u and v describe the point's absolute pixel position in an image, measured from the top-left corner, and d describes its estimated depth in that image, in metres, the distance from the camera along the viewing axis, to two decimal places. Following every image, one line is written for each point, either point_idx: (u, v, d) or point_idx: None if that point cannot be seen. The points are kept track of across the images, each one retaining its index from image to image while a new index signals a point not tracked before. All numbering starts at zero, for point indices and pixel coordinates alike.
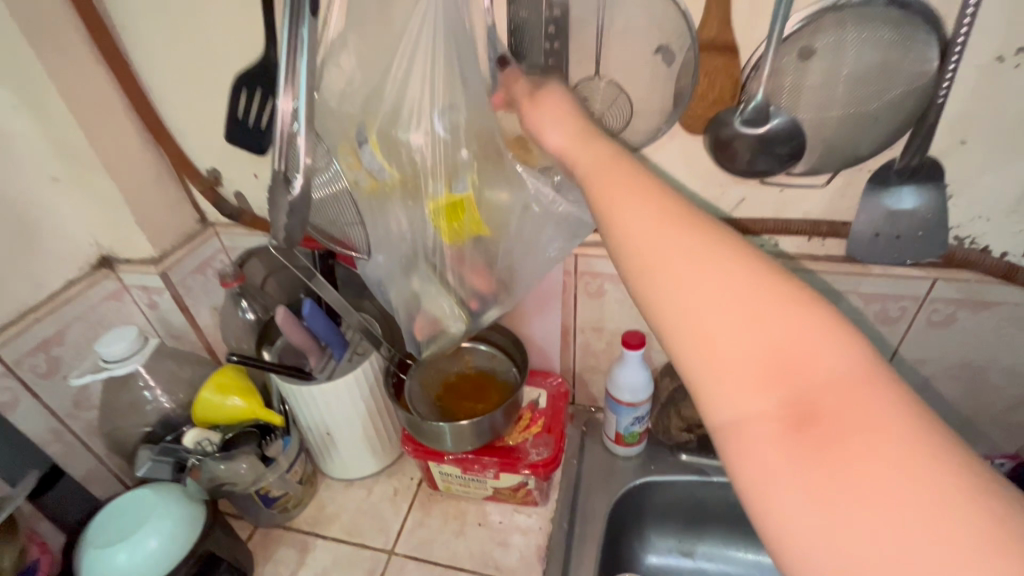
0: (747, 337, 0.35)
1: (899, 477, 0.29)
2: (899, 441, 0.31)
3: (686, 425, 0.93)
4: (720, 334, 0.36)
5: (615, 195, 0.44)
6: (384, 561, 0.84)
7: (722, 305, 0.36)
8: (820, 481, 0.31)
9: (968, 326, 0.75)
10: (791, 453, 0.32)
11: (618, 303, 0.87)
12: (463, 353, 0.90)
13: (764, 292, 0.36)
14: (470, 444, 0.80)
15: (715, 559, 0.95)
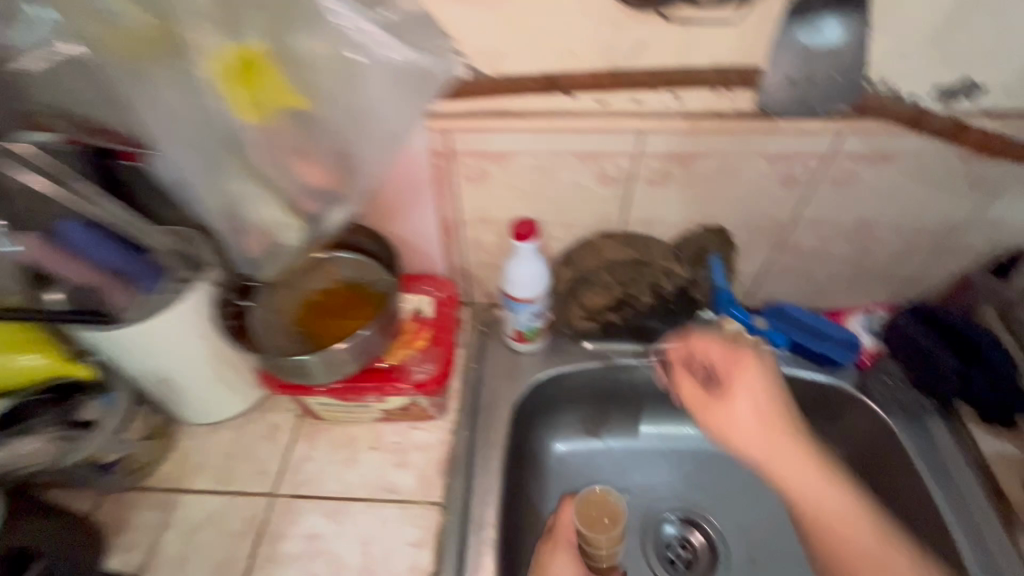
0: (794, 447, 0.63)
1: (830, 495, 0.62)
2: (842, 502, 0.61)
3: (589, 315, 0.84)
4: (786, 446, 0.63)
5: (714, 360, 0.71)
6: (266, 506, 0.74)
7: (783, 441, 0.63)
8: (810, 481, 0.62)
9: (868, 181, 0.71)
10: (822, 477, 0.62)
11: (505, 186, 0.73)
12: (322, 264, 0.74)
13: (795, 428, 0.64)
14: (340, 371, 0.68)
15: (619, 437, 0.95)
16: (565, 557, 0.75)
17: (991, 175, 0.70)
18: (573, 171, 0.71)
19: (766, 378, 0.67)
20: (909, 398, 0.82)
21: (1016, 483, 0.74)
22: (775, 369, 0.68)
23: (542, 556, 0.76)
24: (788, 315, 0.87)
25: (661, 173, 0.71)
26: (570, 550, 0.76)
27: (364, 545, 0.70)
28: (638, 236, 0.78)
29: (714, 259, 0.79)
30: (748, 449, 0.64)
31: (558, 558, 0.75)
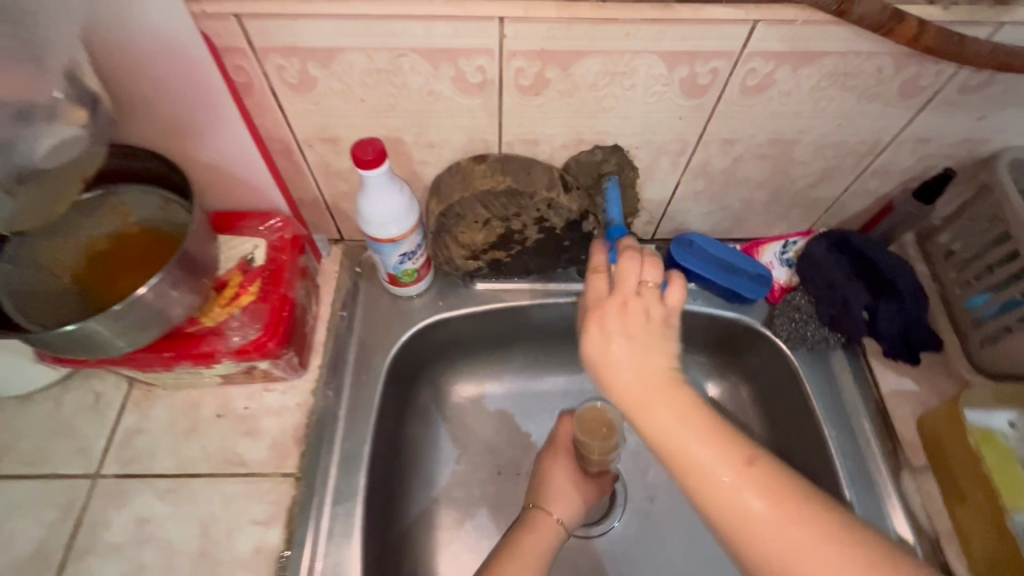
0: (689, 432, 0.51)
1: (749, 489, 0.48)
2: (788, 525, 0.46)
3: (471, 253, 0.72)
4: (701, 461, 0.50)
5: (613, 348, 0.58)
6: (87, 489, 0.63)
7: (677, 417, 0.52)
8: (769, 531, 0.46)
9: (786, 87, 0.58)
10: (722, 495, 0.49)
11: (339, 96, 0.57)
12: (112, 204, 0.58)
13: (706, 432, 0.52)
14: (124, 345, 0.53)
15: (518, 379, 0.89)
16: (563, 469, 0.75)
17: (927, 80, 0.58)
18: (420, 74, 0.55)
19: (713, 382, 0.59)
20: (816, 335, 0.74)
21: (910, 420, 0.71)
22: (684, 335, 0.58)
23: (546, 468, 0.76)
24: (693, 245, 0.78)
25: (535, 77, 0.56)
26: (570, 462, 0.76)
27: (203, 528, 0.62)
28: (519, 158, 0.64)
29: (611, 181, 0.68)
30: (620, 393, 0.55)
31: (558, 471, 0.75)
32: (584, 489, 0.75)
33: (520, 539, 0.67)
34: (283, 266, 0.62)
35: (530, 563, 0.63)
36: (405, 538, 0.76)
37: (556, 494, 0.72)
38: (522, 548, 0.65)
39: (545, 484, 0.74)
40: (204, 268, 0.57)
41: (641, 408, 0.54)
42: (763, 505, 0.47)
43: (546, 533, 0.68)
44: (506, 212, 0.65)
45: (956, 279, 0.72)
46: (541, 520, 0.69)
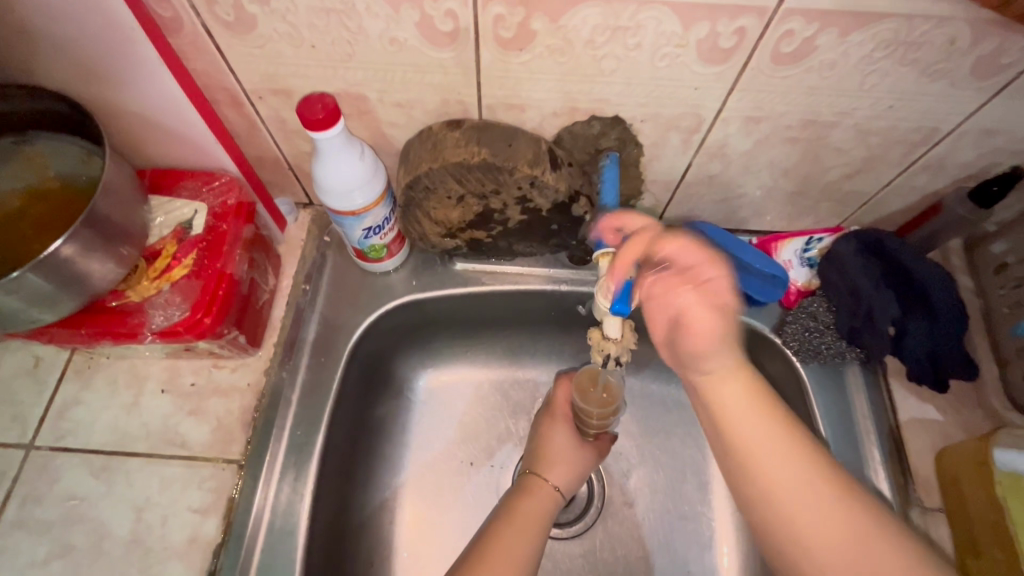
0: (775, 451, 0.46)
1: (824, 505, 0.44)
2: (868, 539, 0.42)
3: (447, 232, 0.64)
4: (776, 469, 0.46)
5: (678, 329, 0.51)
6: (20, 460, 0.59)
7: (773, 450, 0.46)
8: (842, 544, 0.42)
9: (827, 57, 0.47)
10: (809, 501, 0.44)
11: (286, 40, 0.48)
12: (24, 154, 0.52)
13: (788, 445, 0.46)
14: (37, 319, 0.49)
15: (502, 367, 0.80)
16: (560, 432, 0.69)
17: (1009, 57, 0.46)
18: (379, 17, 0.45)
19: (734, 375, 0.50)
20: (831, 348, 0.66)
21: (927, 454, 0.63)
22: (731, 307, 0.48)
23: (541, 433, 0.70)
24: (700, 236, 0.67)
25: (518, 28, 0.46)
26: (568, 425, 0.70)
27: (137, 512, 0.58)
28: (501, 127, 0.55)
29: (609, 159, 0.57)
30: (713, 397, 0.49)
31: (556, 435, 0.69)
32: (584, 452, 0.68)
33: (517, 501, 0.62)
34: (224, 235, 0.56)
35: (529, 528, 0.58)
36: (366, 531, 0.70)
37: (553, 458, 0.67)
38: (518, 511, 0.60)
39: (541, 448, 0.68)
40: (130, 233, 0.52)
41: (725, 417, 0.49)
42: (841, 504, 0.44)
43: (544, 498, 0.63)
44: (483, 188, 0.56)
45: (1004, 298, 0.63)
46: (539, 484, 0.64)
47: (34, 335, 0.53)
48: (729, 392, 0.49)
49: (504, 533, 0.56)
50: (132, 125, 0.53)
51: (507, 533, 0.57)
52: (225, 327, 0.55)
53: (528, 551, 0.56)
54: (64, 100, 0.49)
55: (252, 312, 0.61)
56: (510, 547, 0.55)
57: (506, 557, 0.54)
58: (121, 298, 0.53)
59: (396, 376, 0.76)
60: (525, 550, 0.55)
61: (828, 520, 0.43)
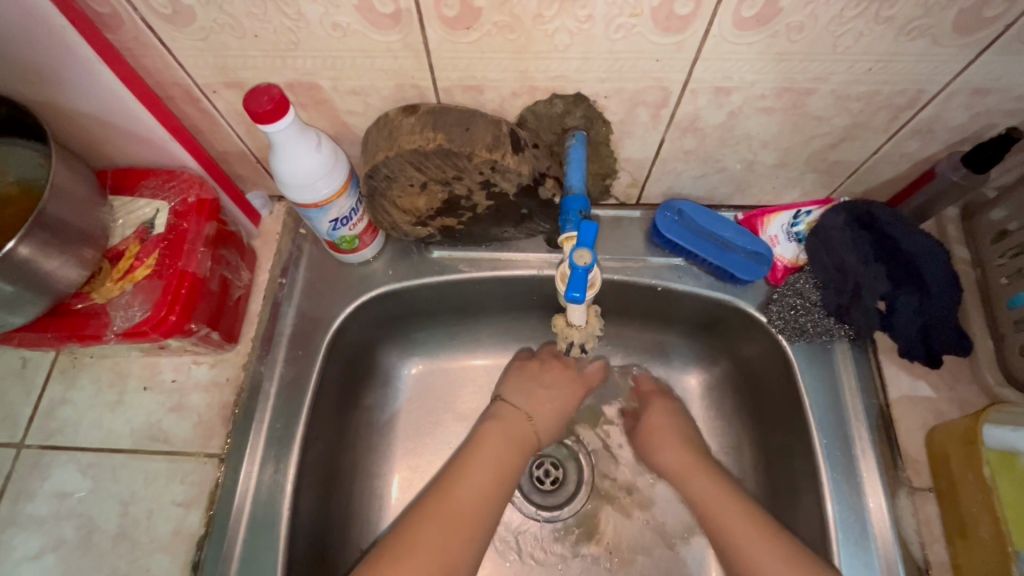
0: (720, 492, 0.63)
1: (747, 521, 0.60)
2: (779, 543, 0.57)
3: (417, 220, 0.62)
4: (716, 495, 0.63)
5: (657, 414, 0.72)
6: (11, 458, 0.61)
7: (712, 489, 0.64)
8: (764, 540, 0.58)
9: (792, 20, 0.44)
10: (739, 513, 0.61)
11: (227, 31, 0.46)
12: None
13: (723, 489, 0.64)
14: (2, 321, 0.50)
15: (487, 352, 0.80)
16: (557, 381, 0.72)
17: (993, 8, 0.43)
18: (317, 3, 0.44)
19: (675, 427, 0.71)
20: (818, 326, 0.64)
21: (918, 434, 0.61)
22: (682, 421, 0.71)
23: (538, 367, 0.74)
24: (682, 215, 0.67)
25: (461, 5, 0.43)
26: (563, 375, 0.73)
27: (124, 506, 0.59)
28: (457, 110, 0.53)
29: (575, 138, 0.55)
30: (652, 430, 0.71)
31: (554, 377, 0.72)
32: (563, 397, 0.71)
33: (493, 433, 0.66)
34: (185, 234, 0.57)
35: (496, 453, 0.64)
36: (351, 517, 0.70)
37: (539, 400, 0.70)
38: (484, 438, 0.65)
39: (531, 391, 0.70)
40: (88, 233, 0.52)
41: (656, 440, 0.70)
42: (757, 528, 0.59)
43: (514, 425, 0.67)
44: (444, 175, 0.54)
45: (1001, 268, 0.60)
46: (512, 412, 0.68)
47: (5, 339, 0.54)
48: (679, 463, 0.68)
49: (473, 457, 0.63)
50: (90, 123, 0.53)
51: (472, 460, 0.63)
52: (193, 323, 0.56)
53: (496, 477, 0.62)
54: (8, 103, 0.49)
55: (227, 309, 0.62)
56: (476, 474, 0.61)
57: (472, 486, 0.61)
58: (87, 299, 0.55)
59: (378, 366, 0.76)
60: (488, 473, 0.62)
61: (749, 533, 0.59)
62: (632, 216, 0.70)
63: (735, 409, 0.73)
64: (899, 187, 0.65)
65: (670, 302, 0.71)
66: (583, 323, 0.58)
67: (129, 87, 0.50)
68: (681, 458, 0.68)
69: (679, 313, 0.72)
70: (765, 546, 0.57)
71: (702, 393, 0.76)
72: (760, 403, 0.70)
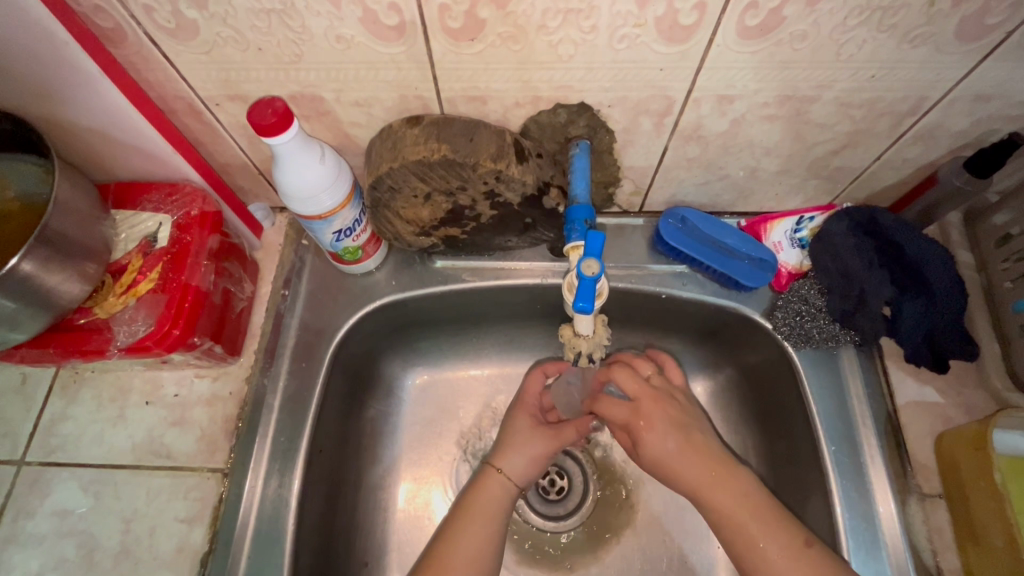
0: (745, 507, 0.57)
1: (779, 541, 0.54)
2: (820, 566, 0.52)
3: (420, 230, 0.62)
4: (741, 509, 0.57)
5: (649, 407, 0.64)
6: (11, 476, 0.60)
7: (733, 504, 0.57)
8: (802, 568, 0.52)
9: (795, 29, 0.44)
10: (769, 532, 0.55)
11: (231, 44, 0.46)
12: None
13: (748, 502, 0.57)
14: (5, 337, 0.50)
15: (490, 361, 0.79)
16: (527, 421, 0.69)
17: (994, 16, 0.43)
18: (321, 15, 0.44)
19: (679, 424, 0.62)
20: (824, 332, 0.63)
21: (926, 439, 0.60)
22: (683, 417, 0.63)
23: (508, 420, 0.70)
24: (685, 222, 0.67)
25: (466, 17, 0.44)
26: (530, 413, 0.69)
27: (126, 523, 0.59)
28: (461, 120, 0.53)
29: (579, 147, 0.55)
30: (654, 440, 0.61)
31: (518, 425, 0.68)
32: (529, 442, 0.67)
33: (468, 500, 0.63)
34: (188, 247, 0.57)
35: (484, 523, 0.61)
36: (356, 530, 0.69)
37: (510, 451, 0.66)
38: (472, 506, 0.62)
39: (506, 441, 0.67)
40: (91, 248, 0.52)
41: (670, 453, 0.61)
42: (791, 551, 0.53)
43: (496, 490, 0.64)
44: (448, 185, 0.54)
45: (1006, 272, 0.60)
46: (488, 475, 0.65)
47: (7, 356, 0.53)
48: (691, 470, 0.59)
49: (466, 529, 0.60)
50: (92, 137, 0.53)
51: (462, 534, 0.60)
52: (196, 337, 0.56)
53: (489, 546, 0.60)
54: (11, 119, 0.49)
55: (230, 322, 0.61)
56: (469, 545, 0.59)
57: (464, 558, 0.58)
58: (89, 314, 0.54)
59: (381, 377, 0.75)
60: (479, 542, 0.60)
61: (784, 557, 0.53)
62: (635, 223, 0.70)
63: (742, 415, 0.73)
64: (901, 193, 0.65)
65: (675, 310, 0.70)
66: (591, 334, 0.58)
67: (132, 100, 0.50)
68: (692, 469, 0.59)
69: (682, 320, 0.72)
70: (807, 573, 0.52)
71: (708, 400, 0.75)
72: (766, 409, 0.70)
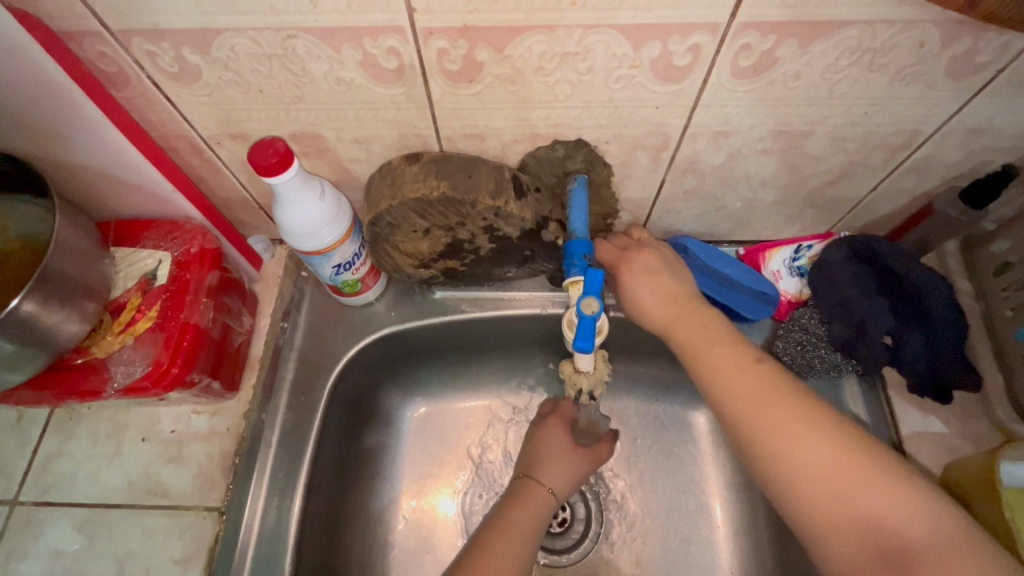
0: (746, 379, 0.51)
1: (777, 406, 0.49)
2: (821, 430, 0.47)
3: (419, 262, 0.62)
4: (739, 381, 0.51)
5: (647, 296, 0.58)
6: (4, 516, 0.60)
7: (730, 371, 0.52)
8: (800, 430, 0.47)
9: (787, 69, 0.45)
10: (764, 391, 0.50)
11: (232, 86, 0.47)
12: None
13: (745, 370, 0.52)
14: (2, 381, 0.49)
15: (491, 390, 0.79)
16: (558, 433, 0.69)
17: (984, 55, 0.44)
18: (322, 59, 0.44)
19: (654, 274, 0.58)
20: (825, 362, 0.63)
21: (932, 471, 0.60)
22: (656, 266, 0.59)
23: (541, 431, 0.70)
24: (686, 251, 0.66)
25: (464, 60, 0.44)
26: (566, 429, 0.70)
27: (119, 564, 0.57)
28: (460, 157, 0.53)
29: (577, 181, 0.56)
30: (640, 313, 0.58)
31: (552, 437, 0.69)
32: (571, 454, 0.68)
33: (510, 507, 0.62)
34: (187, 284, 0.57)
35: (525, 530, 0.59)
36: (356, 566, 0.68)
37: (549, 462, 0.66)
38: (512, 520, 0.60)
39: (539, 452, 0.68)
40: (90, 289, 0.52)
41: (662, 315, 0.57)
42: (797, 411, 0.48)
43: (539, 503, 0.63)
44: (447, 220, 0.55)
45: (1006, 300, 0.60)
46: (531, 488, 0.64)
47: (3, 398, 0.53)
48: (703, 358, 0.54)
49: (502, 532, 0.58)
50: (92, 176, 0.54)
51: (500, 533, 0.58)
52: (194, 374, 0.55)
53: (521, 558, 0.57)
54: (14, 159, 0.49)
55: (228, 358, 0.61)
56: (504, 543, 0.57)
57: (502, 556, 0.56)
58: (86, 354, 0.54)
59: (381, 409, 0.75)
60: (518, 549, 0.57)
61: (789, 418, 0.48)
62: None
63: None
64: (898, 222, 0.66)
65: None
66: (591, 370, 0.58)
67: (133, 142, 0.50)
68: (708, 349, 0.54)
69: None
70: (814, 435, 0.47)
71: (711, 429, 0.75)
72: None
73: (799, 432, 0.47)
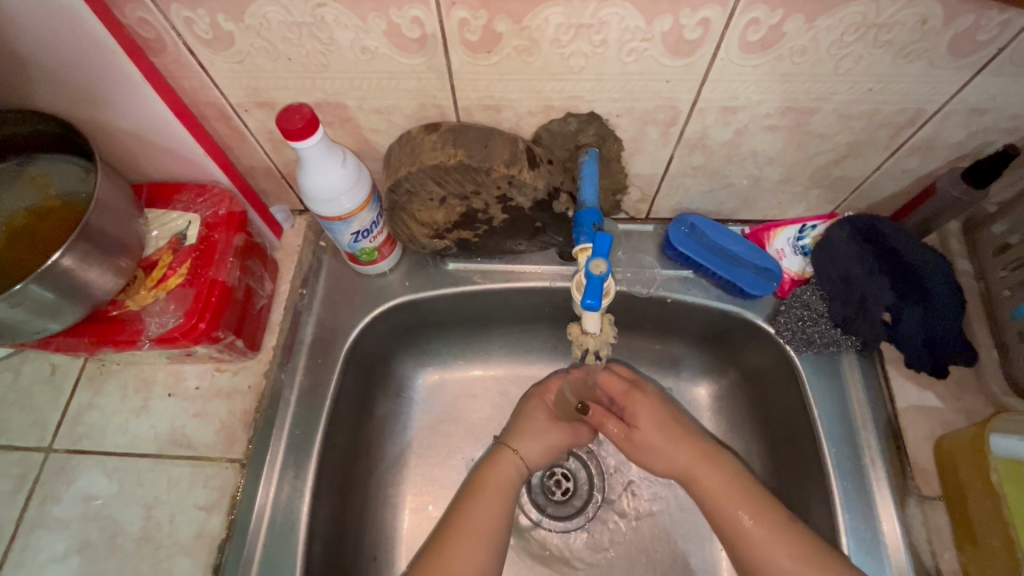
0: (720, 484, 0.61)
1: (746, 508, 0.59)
2: (782, 531, 0.56)
3: (434, 233, 0.64)
4: (712, 488, 0.61)
5: (643, 421, 0.66)
6: (39, 462, 0.63)
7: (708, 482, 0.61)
8: (768, 532, 0.57)
9: (792, 44, 0.47)
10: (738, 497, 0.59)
11: (263, 54, 0.50)
12: (24, 171, 0.56)
13: (719, 478, 0.61)
14: (45, 329, 0.52)
15: (499, 362, 0.81)
16: (537, 404, 0.69)
17: (986, 32, 0.45)
18: (348, 28, 0.47)
19: (656, 406, 0.67)
20: (825, 336, 0.65)
21: (926, 443, 0.62)
22: (666, 410, 0.67)
23: (524, 407, 0.70)
24: (693, 229, 0.69)
25: (483, 31, 0.46)
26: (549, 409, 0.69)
27: (148, 509, 0.61)
28: (477, 127, 0.55)
29: (588, 155, 0.58)
30: (643, 430, 0.65)
31: (534, 412, 0.69)
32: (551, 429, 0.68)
33: (480, 474, 0.64)
34: (215, 245, 0.60)
35: (496, 500, 0.61)
36: (367, 522, 0.71)
37: (523, 431, 0.67)
38: (484, 482, 0.63)
39: (517, 421, 0.68)
40: (126, 244, 0.55)
41: (649, 424, 0.66)
42: (758, 520, 0.58)
43: (510, 467, 0.64)
44: (463, 189, 0.57)
45: (1004, 280, 0.61)
46: (503, 453, 0.65)
47: (43, 344, 0.57)
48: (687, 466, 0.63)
49: (475, 503, 0.61)
50: (128, 140, 0.57)
51: (474, 505, 0.60)
52: (220, 330, 0.58)
53: (497, 522, 0.60)
54: (57, 121, 0.52)
55: (250, 318, 0.65)
56: (477, 514, 0.60)
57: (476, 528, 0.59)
58: (121, 306, 0.57)
59: (392, 376, 0.77)
60: (489, 519, 0.60)
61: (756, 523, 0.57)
62: (644, 230, 0.72)
63: (745, 420, 0.74)
64: (902, 203, 0.67)
65: (679, 314, 0.72)
66: (598, 332, 0.59)
67: (169, 106, 0.53)
68: (687, 460, 0.63)
69: (686, 324, 0.73)
70: (782, 537, 0.56)
71: (711, 404, 0.76)
72: (769, 413, 0.71)
73: (764, 537, 0.56)
